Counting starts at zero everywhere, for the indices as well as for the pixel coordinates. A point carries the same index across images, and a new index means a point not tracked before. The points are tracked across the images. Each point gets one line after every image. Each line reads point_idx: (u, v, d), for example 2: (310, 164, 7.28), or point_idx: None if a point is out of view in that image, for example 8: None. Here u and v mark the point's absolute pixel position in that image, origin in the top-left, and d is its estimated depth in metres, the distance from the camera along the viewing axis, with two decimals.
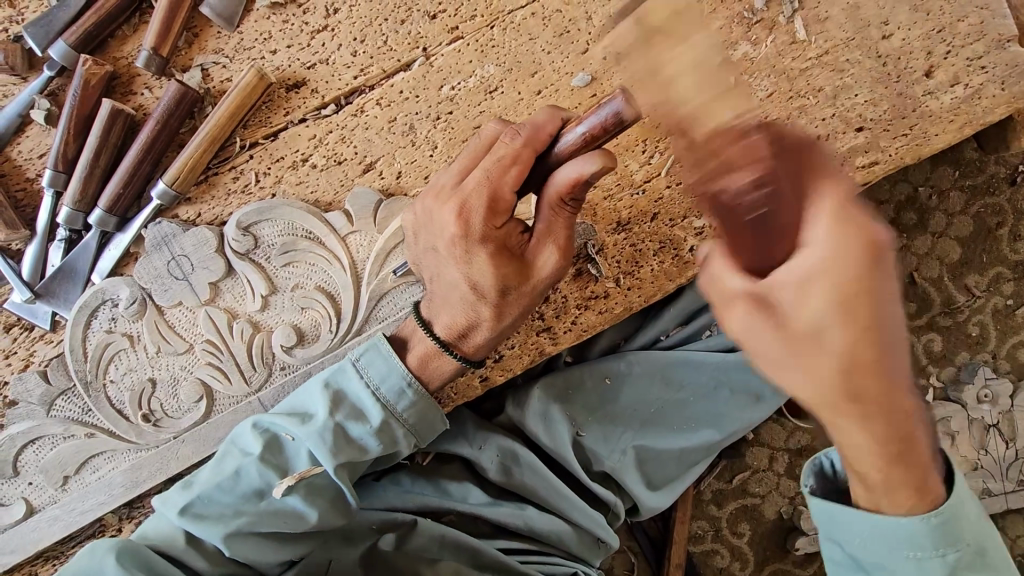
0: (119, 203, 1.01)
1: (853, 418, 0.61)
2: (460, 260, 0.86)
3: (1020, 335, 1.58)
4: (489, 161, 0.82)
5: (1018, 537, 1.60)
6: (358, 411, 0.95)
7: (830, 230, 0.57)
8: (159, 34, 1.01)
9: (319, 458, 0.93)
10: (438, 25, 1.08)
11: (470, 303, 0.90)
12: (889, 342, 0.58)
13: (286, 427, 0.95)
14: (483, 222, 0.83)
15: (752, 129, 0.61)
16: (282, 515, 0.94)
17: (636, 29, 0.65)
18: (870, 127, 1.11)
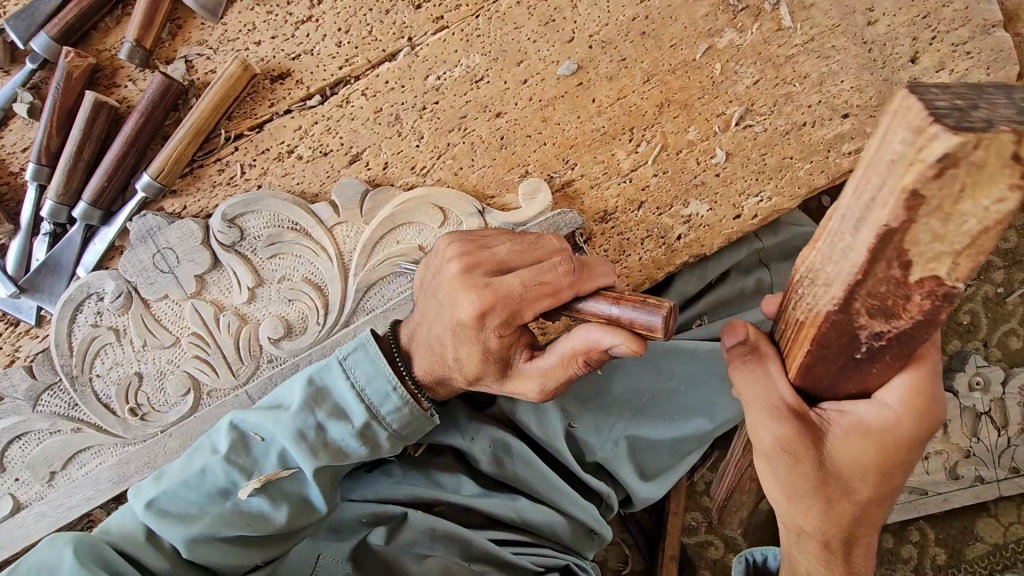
0: (103, 196, 1.00)
1: (838, 547, 0.75)
2: (459, 341, 0.84)
3: (1011, 323, 1.59)
4: (531, 276, 0.79)
5: (1011, 524, 1.61)
6: (339, 412, 0.95)
7: (905, 399, 0.65)
8: (141, 25, 1.00)
9: (294, 457, 0.94)
10: (423, 15, 1.07)
11: (446, 368, 0.91)
12: (889, 493, 0.72)
13: (262, 425, 0.95)
14: (495, 325, 0.81)
15: (943, 290, 0.50)
16: (248, 515, 0.93)
17: (990, 143, 0.43)
18: (855, 114, 1.11)
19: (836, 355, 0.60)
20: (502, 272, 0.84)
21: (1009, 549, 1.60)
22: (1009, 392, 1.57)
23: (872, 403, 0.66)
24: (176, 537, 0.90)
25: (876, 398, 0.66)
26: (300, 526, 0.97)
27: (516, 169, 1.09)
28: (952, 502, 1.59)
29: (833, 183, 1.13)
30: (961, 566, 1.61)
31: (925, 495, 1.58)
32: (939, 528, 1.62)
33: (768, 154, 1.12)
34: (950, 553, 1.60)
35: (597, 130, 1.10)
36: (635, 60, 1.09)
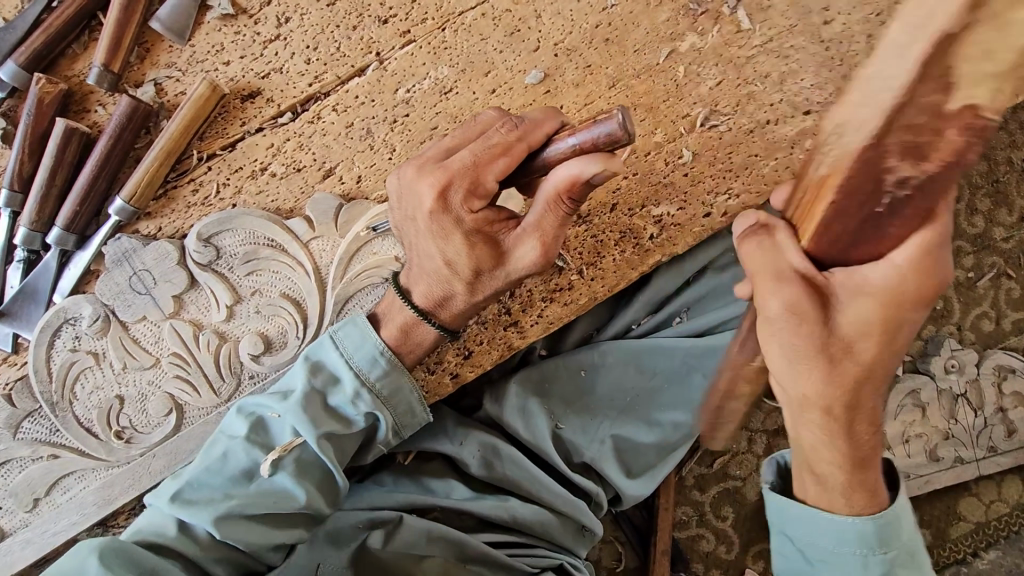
0: (76, 222, 1.01)
1: (844, 416, 0.74)
2: (438, 236, 0.85)
3: (983, 307, 1.71)
4: (479, 145, 0.81)
5: (992, 502, 1.66)
6: (335, 382, 0.98)
7: (910, 258, 0.67)
8: (109, 50, 1.01)
9: (302, 431, 0.94)
10: (390, 30, 1.09)
11: (444, 277, 0.91)
12: (885, 367, 0.72)
13: (271, 405, 0.97)
14: (461, 203, 0.82)
15: (848, 138, 0.61)
16: (272, 493, 0.93)
17: None
18: (817, 110, 1.13)
19: (849, 221, 0.65)
20: (452, 153, 0.85)
21: (992, 527, 1.66)
22: (982, 373, 1.67)
23: (882, 263, 0.68)
24: (203, 521, 0.89)
25: (886, 256, 0.68)
26: (321, 505, 0.97)
27: None
28: (936, 484, 1.64)
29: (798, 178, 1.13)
30: (946, 544, 1.65)
31: (909, 477, 1.63)
32: (924, 510, 1.66)
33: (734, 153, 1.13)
34: (935, 533, 1.65)
35: None
36: (600, 66, 1.11)
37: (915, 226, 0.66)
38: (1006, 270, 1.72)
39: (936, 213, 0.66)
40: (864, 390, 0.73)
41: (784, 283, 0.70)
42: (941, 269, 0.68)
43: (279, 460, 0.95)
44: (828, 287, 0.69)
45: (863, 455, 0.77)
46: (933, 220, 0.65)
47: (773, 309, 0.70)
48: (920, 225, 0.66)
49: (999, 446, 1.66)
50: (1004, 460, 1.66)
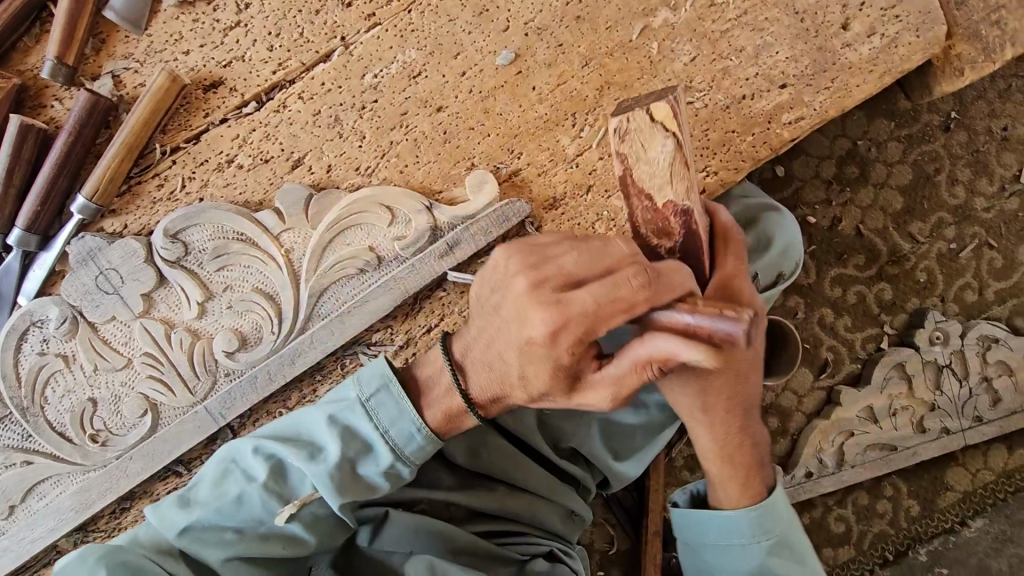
0: (38, 222, 0.98)
1: (700, 414, 0.87)
2: (525, 360, 0.78)
3: (965, 278, 1.75)
4: (604, 292, 0.73)
5: (978, 471, 1.75)
6: (366, 450, 0.89)
7: (716, 293, 0.79)
8: (62, 42, 0.97)
9: (325, 496, 0.87)
10: (354, 13, 1.06)
11: (507, 384, 0.84)
12: (741, 370, 0.83)
13: (291, 457, 0.88)
14: (571, 343, 0.74)
15: (680, 208, 0.82)
16: (283, 540, 0.87)
17: (636, 116, 0.82)
18: (793, 83, 1.12)
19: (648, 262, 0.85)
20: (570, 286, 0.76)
21: (977, 496, 1.74)
22: (966, 345, 1.69)
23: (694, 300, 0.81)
24: (212, 560, 0.85)
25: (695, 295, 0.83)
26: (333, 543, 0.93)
27: (462, 163, 1.08)
28: (921, 454, 1.70)
29: (776, 153, 1.13)
30: (933, 515, 1.74)
31: (895, 450, 1.69)
32: (911, 481, 1.75)
33: (711, 129, 1.13)
34: (922, 503, 1.73)
35: (539, 118, 1.10)
36: (572, 45, 1.09)
37: (703, 265, 0.82)
38: (987, 240, 1.75)
39: (725, 244, 0.84)
40: (730, 400, 0.85)
41: (623, 325, 0.89)
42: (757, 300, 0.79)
43: (296, 520, 0.88)
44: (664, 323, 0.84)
45: (728, 450, 0.90)
46: (719, 260, 0.83)
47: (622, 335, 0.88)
48: (718, 261, 0.83)
49: (985, 415, 1.71)
50: (987, 428, 1.71)
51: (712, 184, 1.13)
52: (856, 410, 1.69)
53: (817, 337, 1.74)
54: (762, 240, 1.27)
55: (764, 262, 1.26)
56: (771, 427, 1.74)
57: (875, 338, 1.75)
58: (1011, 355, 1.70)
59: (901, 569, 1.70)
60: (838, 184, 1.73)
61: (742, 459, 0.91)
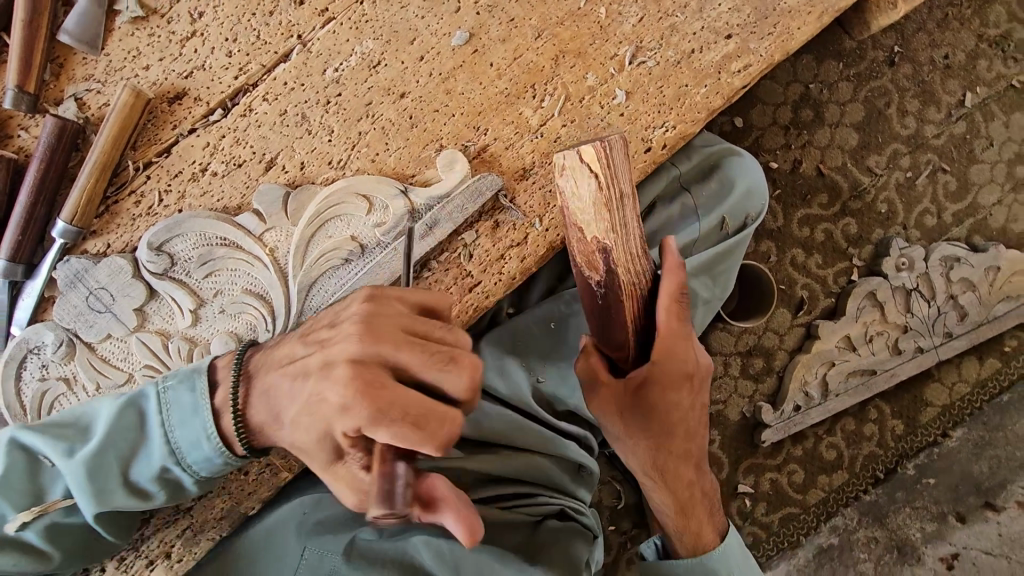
0: (21, 251, 1.00)
1: (655, 474, 1.11)
2: (337, 416, 0.76)
3: (923, 203, 1.84)
4: (417, 348, 0.77)
5: (954, 384, 1.85)
6: (219, 442, 0.91)
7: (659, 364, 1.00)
8: (21, 71, 0.98)
9: (135, 471, 0.93)
10: (308, 10, 1.08)
11: (320, 429, 0.78)
12: (684, 428, 1.09)
13: (149, 416, 0.92)
14: (382, 387, 0.75)
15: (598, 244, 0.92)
16: (51, 538, 0.93)
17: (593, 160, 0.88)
18: (737, 33, 1.18)
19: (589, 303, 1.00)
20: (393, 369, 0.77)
21: (955, 407, 1.84)
22: (931, 267, 1.78)
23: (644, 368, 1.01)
24: None
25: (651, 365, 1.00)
26: (78, 544, 0.97)
27: (431, 145, 1.11)
28: (900, 374, 1.80)
29: (730, 102, 1.18)
30: (917, 431, 1.83)
31: (875, 374, 1.78)
32: (894, 403, 1.84)
33: (666, 85, 1.17)
34: (906, 421, 1.83)
35: (500, 93, 1.13)
36: (523, 19, 1.13)
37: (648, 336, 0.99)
38: (940, 165, 1.84)
39: (676, 309, 0.99)
40: (678, 452, 1.11)
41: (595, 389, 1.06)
42: (693, 366, 1.03)
43: (145, 466, 0.93)
44: (617, 382, 1.05)
45: (683, 507, 1.14)
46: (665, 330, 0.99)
47: (595, 394, 1.07)
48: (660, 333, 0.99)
49: (954, 330, 1.80)
50: (958, 342, 1.81)
51: (672, 138, 1.17)
52: (834, 341, 1.77)
53: (792, 277, 1.82)
54: (726, 187, 1.35)
55: (733, 207, 1.34)
56: (756, 368, 1.82)
57: (846, 271, 1.83)
58: (974, 271, 1.79)
59: (893, 485, 1.80)
60: (795, 128, 1.79)
61: (694, 510, 1.15)
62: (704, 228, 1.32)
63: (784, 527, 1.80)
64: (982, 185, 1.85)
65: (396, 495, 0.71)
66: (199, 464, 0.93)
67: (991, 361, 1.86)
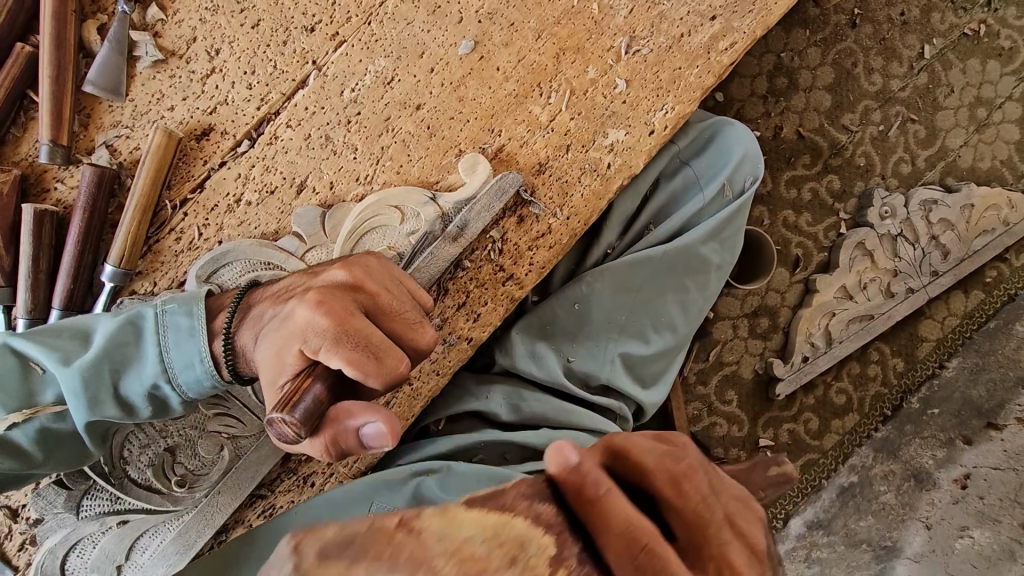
0: (74, 299, 1.03)
1: None
2: (320, 312, 0.78)
3: (897, 153, 1.95)
4: (397, 295, 0.85)
5: (945, 318, 1.98)
6: (208, 359, 0.89)
7: None
8: (53, 125, 1.01)
9: (120, 385, 0.90)
10: (319, 36, 1.12)
11: (293, 337, 0.77)
12: None
13: (145, 334, 0.90)
14: (371, 294, 0.83)
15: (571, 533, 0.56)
16: (24, 443, 0.90)
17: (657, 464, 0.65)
18: (721, 14, 1.25)
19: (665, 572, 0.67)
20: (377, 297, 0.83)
21: (949, 339, 1.98)
22: (911, 212, 1.90)
23: None
24: None
25: None
26: (55, 463, 0.94)
27: (451, 151, 1.17)
28: (896, 315, 1.91)
29: (721, 79, 1.26)
30: (916, 365, 1.98)
31: (873, 318, 1.89)
32: (891, 343, 1.97)
33: (661, 70, 1.24)
34: (906, 359, 1.97)
35: (509, 94, 1.19)
36: (522, 22, 1.19)
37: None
38: (909, 115, 1.95)
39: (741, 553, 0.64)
40: None
41: None
42: None
43: (136, 381, 0.90)
44: None
45: None
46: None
47: None
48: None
49: (940, 269, 1.92)
50: (944, 279, 1.93)
51: (673, 119, 1.24)
52: (832, 292, 1.88)
53: (786, 237, 1.92)
54: (723, 157, 1.43)
55: (732, 173, 1.41)
56: (763, 326, 1.92)
57: (834, 226, 1.94)
58: (951, 211, 1.91)
59: (901, 420, 1.94)
60: (772, 96, 1.89)
61: None
62: (706, 200, 1.41)
63: (806, 473, 1.95)
64: (948, 129, 1.97)
65: (302, 405, 0.67)
66: (190, 387, 0.91)
67: (976, 292, 1.99)
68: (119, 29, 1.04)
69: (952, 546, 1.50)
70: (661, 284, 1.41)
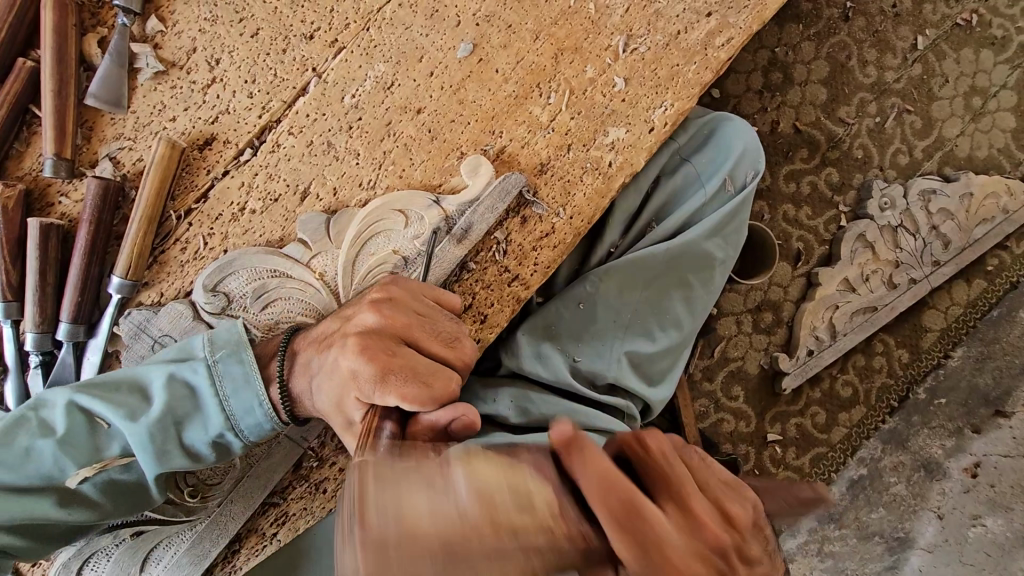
0: (81, 311, 1.03)
1: None
2: (363, 353, 0.91)
3: (894, 145, 1.96)
4: (428, 325, 0.96)
5: (949, 308, 1.98)
6: (264, 407, 0.99)
7: None
8: (57, 139, 1.01)
9: (183, 435, 0.98)
10: (318, 43, 1.13)
11: (346, 384, 0.91)
12: None
13: (200, 387, 0.98)
14: (405, 329, 0.94)
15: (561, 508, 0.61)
16: (95, 495, 0.99)
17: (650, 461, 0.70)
18: (716, 10, 1.26)
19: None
20: (409, 328, 0.94)
21: (953, 330, 1.97)
22: (911, 203, 1.91)
23: None
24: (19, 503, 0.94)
25: None
26: (128, 509, 1.03)
27: (453, 154, 1.17)
28: (900, 306, 1.91)
29: (719, 74, 1.26)
30: (922, 356, 1.96)
31: (877, 309, 1.90)
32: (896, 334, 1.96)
33: (659, 67, 1.25)
34: (911, 349, 1.96)
35: (509, 95, 1.20)
36: (520, 23, 1.20)
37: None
38: (905, 107, 1.96)
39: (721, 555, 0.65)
40: None
41: None
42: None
43: (199, 432, 0.99)
44: None
45: None
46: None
47: None
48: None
49: (941, 258, 1.92)
50: (946, 269, 1.93)
51: (673, 116, 1.25)
52: (835, 285, 1.88)
53: (786, 232, 1.92)
54: (722, 152, 1.44)
55: (733, 168, 1.41)
56: (767, 321, 1.92)
57: (834, 219, 1.94)
58: (950, 200, 1.92)
59: (907, 411, 1.92)
60: (768, 92, 1.90)
61: None
62: (707, 196, 1.41)
63: (816, 467, 1.92)
64: (945, 119, 1.98)
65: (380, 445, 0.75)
66: (251, 430, 1.01)
67: (978, 281, 1.99)
68: (119, 41, 1.04)
69: (964, 535, 1.60)
70: (663, 281, 1.41)
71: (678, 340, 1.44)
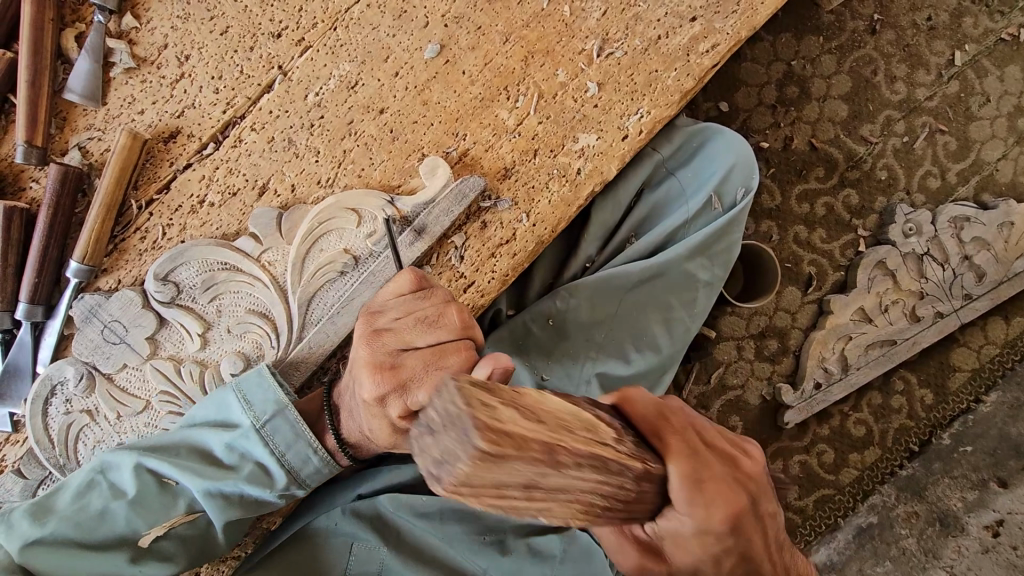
0: (38, 293, 1.06)
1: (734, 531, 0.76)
2: (376, 374, 0.90)
3: (923, 167, 1.81)
4: (412, 320, 0.92)
5: (982, 347, 1.80)
6: (318, 457, 1.03)
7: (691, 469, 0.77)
8: (28, 126, 1.05)
9: (250, 492, 1.01)
10: (285, 42, 1.14)
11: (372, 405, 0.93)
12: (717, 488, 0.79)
13: (257, 447, 1.01)
14: (395, 336, 0.92)
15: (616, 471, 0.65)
16: (165, 549, 1.00)
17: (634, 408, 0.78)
18: (702, 14, 1.20)
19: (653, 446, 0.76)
20: (399, 332, 0.92)
21: (986, 370, 1.79)
22: (940, 229, 1.75)
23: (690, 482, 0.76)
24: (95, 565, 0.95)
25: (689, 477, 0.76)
26: (202, 561, 1.05)
27: (413, 155, 1.16)
28: (921, 342, 1.75)
29: (702, 81, 1.20)
30: (949, 399, 1.78)
31: (895, 343, 1.74)
32: (919, 372, 1.80)
33: (635, 73, 1.19)
34: (935, 391, 1.78)
35: (474, 97, 1.17)
36: (490, 26, 1.17)
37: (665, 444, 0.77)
38: (938, 126, 1.81)
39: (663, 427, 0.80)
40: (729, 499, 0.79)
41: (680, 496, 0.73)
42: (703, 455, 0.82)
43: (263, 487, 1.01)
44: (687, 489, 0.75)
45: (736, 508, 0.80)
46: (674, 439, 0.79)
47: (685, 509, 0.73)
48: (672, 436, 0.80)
49: (974, 292, 1.75)
50: (979, 304, 1.76)
51: (649, 123, 1.19)
52: (848, 315, 1.74)
53: (797, 254, 1.80)
54: (712, 165, 1.36)
55: (721, 183, 1.34)
56: (771, 349, 1.79)
57: (852, 243, 1.81)
58: (986, 229, 1.74)
59: (929, 457, 1.74)
60: (782, 106, 1.79)
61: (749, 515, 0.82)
62: (691, 211, 1.34)
63: (820, 510, 1.75)
64: (983, 141, 1.82)
65: None
66: (310, 479, 1.05)
67: (1017, 320, 1.81)
68: (94, 37, 1.08)
69: None
70: (641, 301, 1.34)
71: (655, 364, 1.37)
